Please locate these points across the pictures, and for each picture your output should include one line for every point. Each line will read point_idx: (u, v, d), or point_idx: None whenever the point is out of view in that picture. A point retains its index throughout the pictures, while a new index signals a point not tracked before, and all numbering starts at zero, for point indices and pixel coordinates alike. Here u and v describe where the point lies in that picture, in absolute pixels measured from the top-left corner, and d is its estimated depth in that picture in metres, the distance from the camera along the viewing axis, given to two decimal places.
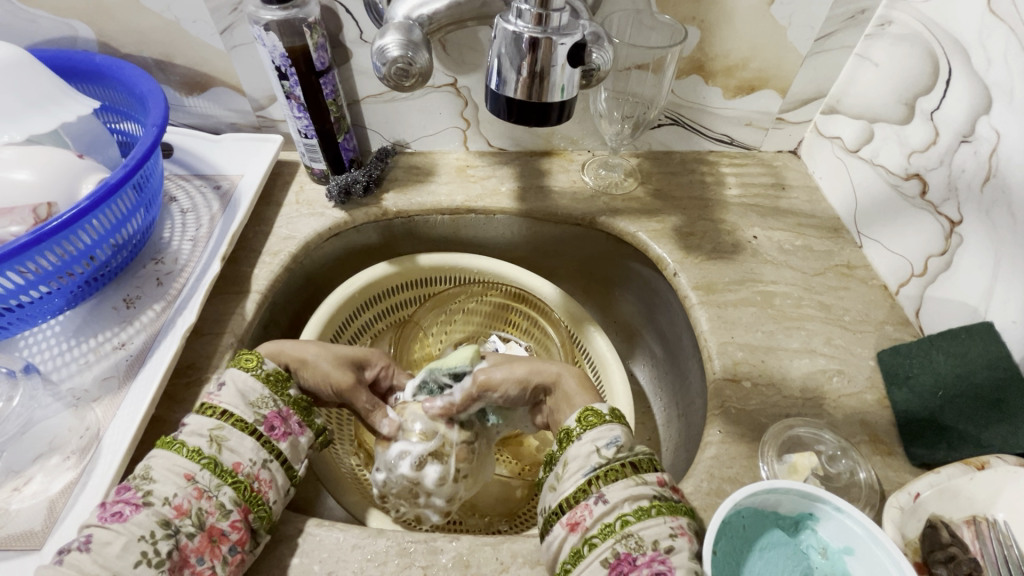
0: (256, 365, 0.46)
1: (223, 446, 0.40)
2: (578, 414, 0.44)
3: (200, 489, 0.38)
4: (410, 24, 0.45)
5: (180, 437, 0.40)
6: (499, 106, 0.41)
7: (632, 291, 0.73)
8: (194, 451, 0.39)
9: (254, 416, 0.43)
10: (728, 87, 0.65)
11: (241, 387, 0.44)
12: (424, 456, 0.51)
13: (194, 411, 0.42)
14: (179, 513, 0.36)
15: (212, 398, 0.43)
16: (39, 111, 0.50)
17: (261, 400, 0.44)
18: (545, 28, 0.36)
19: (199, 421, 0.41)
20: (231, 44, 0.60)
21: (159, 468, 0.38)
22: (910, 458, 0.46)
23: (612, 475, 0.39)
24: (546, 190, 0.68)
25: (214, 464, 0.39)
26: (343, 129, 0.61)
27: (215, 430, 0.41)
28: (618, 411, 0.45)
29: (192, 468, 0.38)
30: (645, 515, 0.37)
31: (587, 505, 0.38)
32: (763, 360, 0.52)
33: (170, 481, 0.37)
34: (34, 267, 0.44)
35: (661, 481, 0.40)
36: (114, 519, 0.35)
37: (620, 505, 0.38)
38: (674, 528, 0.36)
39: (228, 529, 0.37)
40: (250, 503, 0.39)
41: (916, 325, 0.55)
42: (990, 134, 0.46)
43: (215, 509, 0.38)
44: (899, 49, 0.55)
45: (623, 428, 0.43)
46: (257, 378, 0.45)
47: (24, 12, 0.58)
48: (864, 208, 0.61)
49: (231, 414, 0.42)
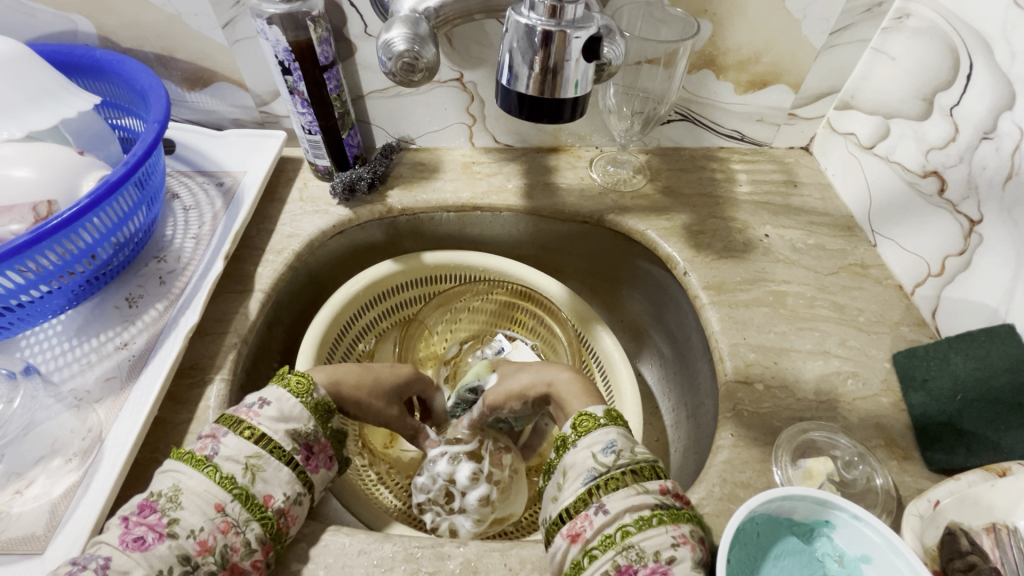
0: (306, 391, 0.44)
1: (257, 476, 0.39)
2: (572, 420, 0.44)
3: (228, 522, 0.36)
4: (417, 18, 0.44)
5: (213, 460, 0.38)
6: (510, 103, 0.39)
7: (640, 289, 0.71)
8: (227, 478, 0.38)
9: (291, 442, 0.41)
10: (739, 82, 0.64)
11: (285, 411, 0.42)
12: (461, 455, 0.53)
13: (229, 428, 0.40)
14: (201, 549, 0.35)
15: (252, 417, 0.41)
16: (39, 107, 0.49)
17: (304, 429, 0.43)
18: (559, 21, 0.35)
19: (237, 445, 0.39)
20: (234, 38, 0.59)
21: (189, 493, 0.36)
22: (927, 462, 0.45)
23: (613, 484, 0.38)
24: (553, 187, 0.67)
25: (245, 496, 0.38)
26: (347, 125, 0.60)
27: (252, 457, 0.39)
28: (613, 411, 0.44)
29: (223, 498, 0.37)
30: (647, 525, 0.36)
31: (587, 515, 0.37)
32: (776, 362, 0.51)
33: (199, 511, 0.36)
34: (35, 267, 0.44)
35: (664, 489, 0.38)
36: (135, 546, 0.34)
37: (620, 515, 0.37)
38: (676, 537, 0.35)
39: (249, 567, 0.37)
40: (272, 541, 0.38)
41: (933, 326, 0.54)
42: (1014, 131, 0.44)
43: (240, 546, 0.36)
44: (917, 42, 0.54)
45: (619, 431, 0.42)
46: (305, 405, 0.43)
47: (25, 6, 0.57)
48: (878, 204, 0.60)
49: (269, 441, 0.40)
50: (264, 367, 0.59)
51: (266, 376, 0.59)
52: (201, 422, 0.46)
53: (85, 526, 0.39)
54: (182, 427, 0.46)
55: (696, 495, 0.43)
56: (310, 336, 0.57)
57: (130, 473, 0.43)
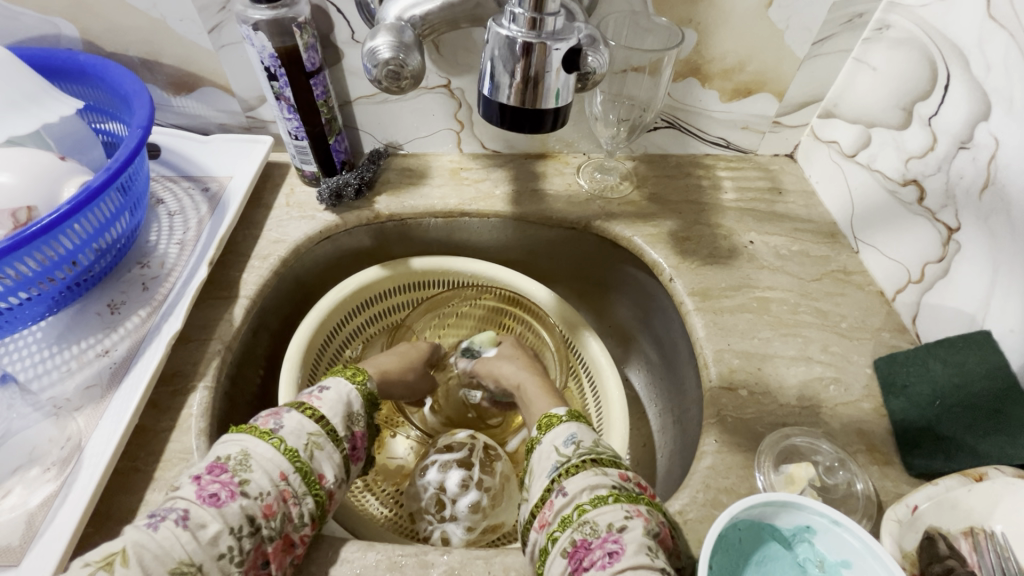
0: (360, 380, 0.50)
1: (314, 453, 0.42)
2: (540, 422, 0.47)
3: (290, 491, 0.39)
4: (402, 26, 0.44)
5: (278, 433, 0.41)
6: (492, 112, 0.40)
7: (627, 295, 0.72)
8: (291, 451, 0.41)
9: (345, 429, 0.45)
10: (724, 90, 0.65)
11: (343, 396, 0.47)
12: (451, 462, 0.53)
13: (292, 407, 0.44)
14: (266, 512, 0.38)
15: (313, 401, 0.45)
16: (19, 111, 0.49)
17: (356, 416, 0.47)
18: (540, 32, 0.35)
19: (299, 421, 0.43)
20: (220, 44, 0.58)
21: (258, 458, 0.39)
22: (908, 468, 0.45)
23: (572, 470, 0.40)
24: (540, 193, 0.67)
25: (304, 470, 0.41)
26: (334, 130, 0.60)
27: (314, 435, 0.43)
28: (577, 412, 0.48)
29: (286, 469, 0.40)
30: (602, 502, 0.38)
31: (551, 501, 0.39)
32: (760, 368, 0.51)
33: (266, 475, 0.39)
34: (14, 273, 0.43)
35: (624, 476, 0.40)
36: (211, 501, 0.36)
37: (578, 495, 0.39)
38: (629, 511, 0.37)
39: (297, 541, 0.39)
40: (319, 519, 0.41)
41: (913, 332, 0.54)
42: (989, 141, 0.45)
43: (294, 517, 0.39)
44: (897, 53, 0.55)
45: (580, 425, 0.45)
46: (359, 392, 0.48)
47: (7, 10, 0.57)
48: (860, 212, 0.61)
49: (327, 422, 0.44)
50: (249, 374, 0.58)
51: (250, 384, 0.58)
52: (183, 429, 0.46)
53: (63, 537, 0.38)
54: (164, 435, 0.45)
55: (679, 501, 0.43)
56: (296, 342, 0.57)
57: (110, 482, 0.43)
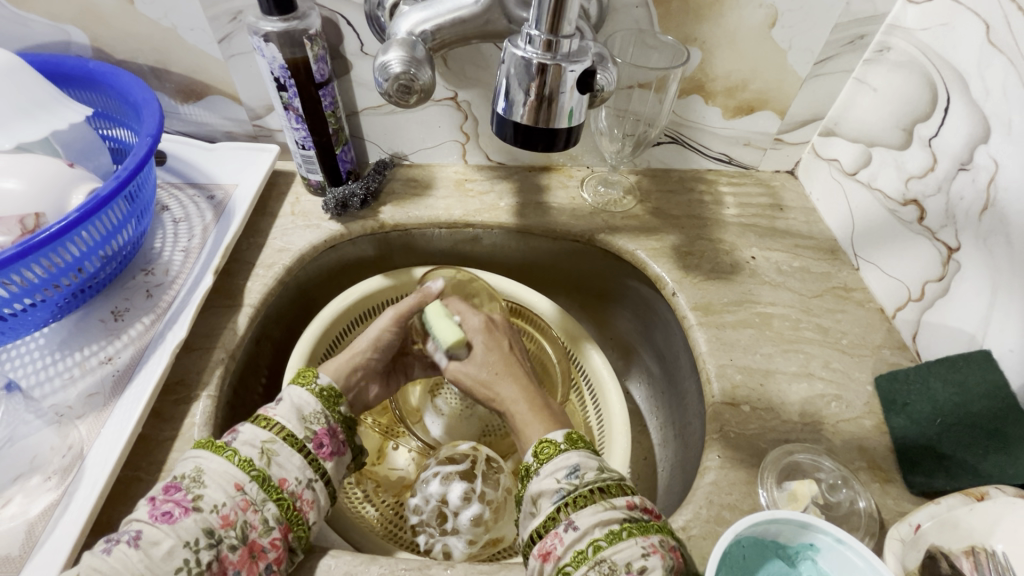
0: (310, 380, 0.49)
1: (272, 460, 0.41)
2: (534, 448, 0.44)
3: (248, 500, 0.38)
4: (414, 41, 0.45)
5: (232, 445, 0.41)
6: (506, 130, 0.40)
7: (629, 309, 0.72)
8: (246, 461, 0.40)
9: (305, 431, 0.44)
10: (727, 107, 0.66)
11: (296, 400, 0.46)
12: (453, 474, 0.53)
13: (246, 420, 0.43)
14: (225, 523, 0.37)
15: (267, 410, 0.45)
16: (30, 119, 0.49)
17: (313, 415, 0.46)
18: (555, 54, 0.36)
19: (253, 431, 0.42)
20: (229, 53, 0.59)
21: (210, 473, 0.38)
22: (909, 485, 0.46)
23: (581, 501, 0.38)
24: (544, 206, 0.67)
25: (261, 478, 0.40)
26: (341, 141, 0.61)
27: (267, 442, 0.42)
28: (574, 433, 0.44)
29: (242, 478, 0.39)
30: (617, 538, 0.36)
31: (557, 533, 0.37)
32: (762, 384, 0.52)
33: (221, 488, 0.38)
34: (20, 280, 0.43)
35: (631, 504, 0.38)
36: (164, 519, 0.35)
37: (590, 531, 0.36)
38: (646, 547, 0.35)
39: (268, 546, 0.38)
40: (291, 522, 0.39)
41: (913, 350, 0.55)
42: (989, 163, 0.46)
43: (259, 523, 0.38)
44: (897, 75, 0.56)
45: (580, 454, 0.42)
46: (311, 392, 0.47)
47: (19, 16, 0.57)
48: (861, 230, 0.62)
49: (282, 427, 0.43)
50: (250, 383, 0.58)
51: (251, 393, 0.58)
52: (186, 439, 0.45)
53: (64, 548, 0.38)
54: (166, 444, 0.45)
55: (682, 517, 0.43)
56: (297, 353, 0.57)
57: (112, 493, 0.42)
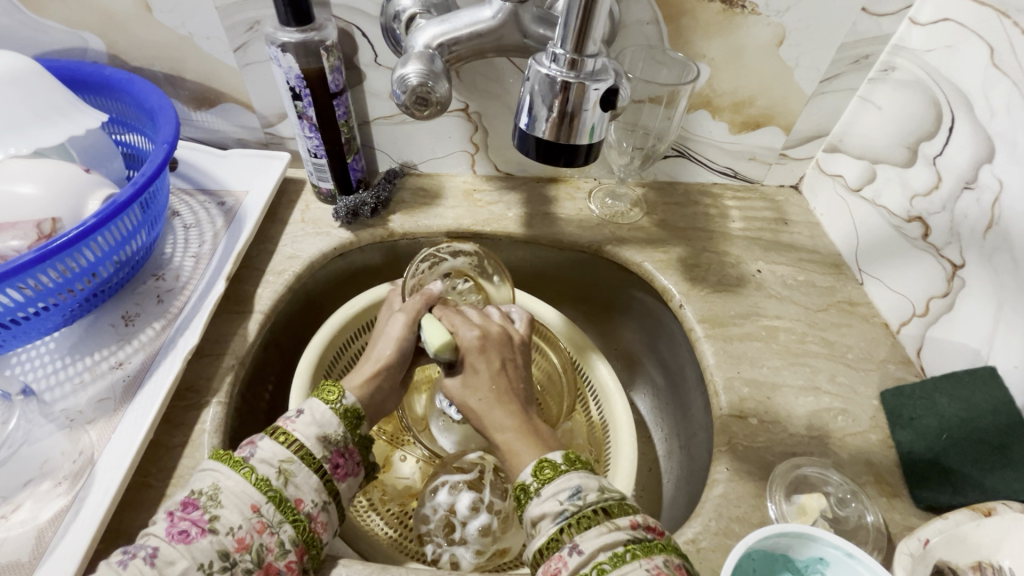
0: (336, 399, 0.46)
1: (289, 481, 0.40)
2: (533, 466, 0.42)
3: (263, 523, 0.38)
4: (432, 54, 0.46)
5: (250, 461, 0.40)
6: (527, 145, 0.41)
7: (635, 320, 0.72)
8: (262, 480, 0.39)
9: (322, 450, 0.43)
10: (734, 123, 0.66)
11: (319, 418, 0.44)
12: (461, 484, 0.53)
13: (265, 433, 0.42)
14: (240, 546, 0.36)
15: (287, 425, 0.43)
16: (48, 124, 0.50)
17: (335, 435, 0.44)
18: (578, 73, 0.37)
19: (272, 448, 0.41)
20: (244, 62, 0.59)
21: (228, 492, 0.38)
22: (915, 500, 0.46)
23: (584, 522, 0.38)
24: (552, 217, 0.68)
25: (278, 499, 0.39)
26: (353, 150, 0.61)
27: (285, 462, 0.41)
28: (574, 454, 0.43)
29: (258, 500, 0.39)
30: (621, 561, 0.35)
31: (561, 556, 0.36)
32: (768, 397, 0.52)
33: (238, 510, 0.38)
34: (35, 284, 0.43)
35: (635, 523, 0.38)
36: (180, 538, 0.35)
37: (594, 554, 0.36)
38: (650, 570, 0.35)
39: (284, 568, 0.38)
40: (306, 544, 0.39)
41: (917, 364, 0.56)
42: (993, 183, 0.47)
43: (274, 546, 0.38)
44: (902, 94, 0.57)
45: (582, 474, 0.41)
46: (337, 412, 0.45)
47: (36, 22, 0.58)
48: (865, 245, 0.62)
49: (301, 446, 0.42)
50: (259, 390, 0.58)
51: (259, 400, 0.58)
52: (196, 445, 0.45)
53: (74, 555, 0.38)
54: (176, 451, 0.45)
55: (692, 529, 0.43)
56: (307, 356, 0.57)
57: (122, 498, 0.42)
